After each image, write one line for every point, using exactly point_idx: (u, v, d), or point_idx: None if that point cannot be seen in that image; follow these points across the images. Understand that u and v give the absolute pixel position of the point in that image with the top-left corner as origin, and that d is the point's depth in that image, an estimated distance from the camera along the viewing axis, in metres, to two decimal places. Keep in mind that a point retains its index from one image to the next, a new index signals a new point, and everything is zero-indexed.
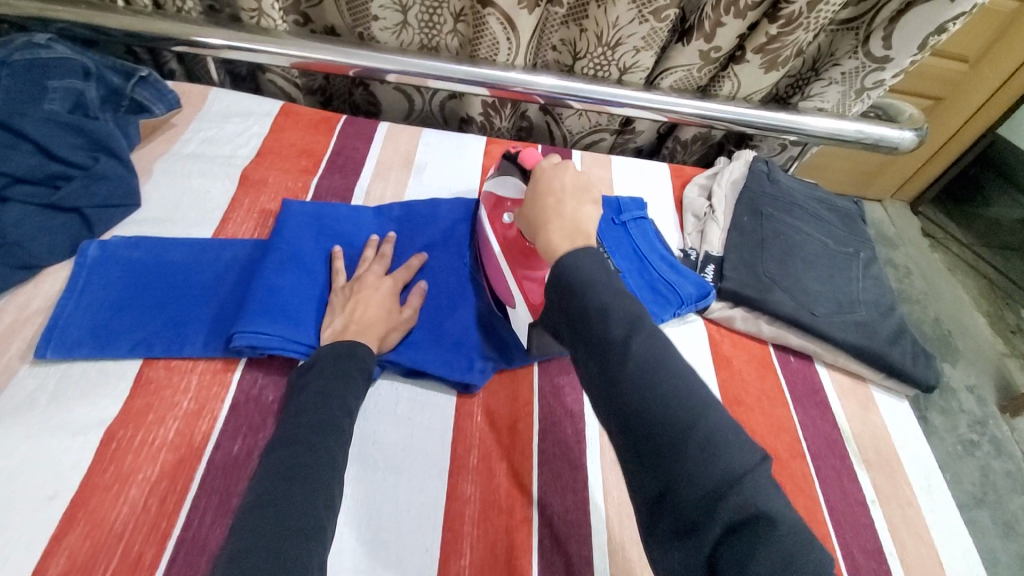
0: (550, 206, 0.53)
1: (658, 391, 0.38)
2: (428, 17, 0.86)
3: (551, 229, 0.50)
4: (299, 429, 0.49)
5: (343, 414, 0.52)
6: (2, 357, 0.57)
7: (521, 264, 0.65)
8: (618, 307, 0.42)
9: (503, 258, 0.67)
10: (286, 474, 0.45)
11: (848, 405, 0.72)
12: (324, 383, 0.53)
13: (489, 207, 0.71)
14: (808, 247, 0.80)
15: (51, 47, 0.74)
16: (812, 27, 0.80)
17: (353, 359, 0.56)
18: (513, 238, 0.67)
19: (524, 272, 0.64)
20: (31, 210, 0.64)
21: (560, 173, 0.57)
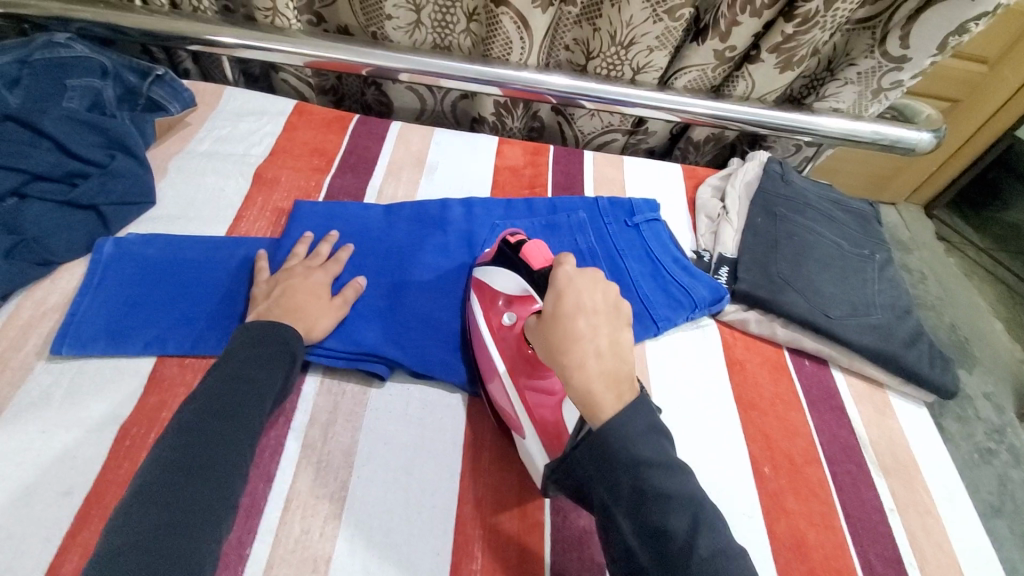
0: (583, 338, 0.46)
1: (709, 566, 0.40)
2: (441, 16, 0.86)
3: (595, 378, 0.45)
4: (201, 418, 0.47)
5: (257, 401, 0.50)
6: (20, 352, 0.57)
7: (530, 381, 0.56)
8: (674, 492, 0.42)
9: (507, 372, 0.57)
10: (187, 468, 0.44)
11: (865, 410, 0.71)
12: (244, 368, 0.51)
13: (484, 304, 0.62)
14: (824, 249, 0.79)
15: (70, 46, 0.76)
16: (829, 26, 0.79)
17: (278, 345, 0.54)
18: (515, 342, 0.58)
19: (533, 390, 0.56)
20: (49, 207, 0.65)
21: (584, 285, 0.49)
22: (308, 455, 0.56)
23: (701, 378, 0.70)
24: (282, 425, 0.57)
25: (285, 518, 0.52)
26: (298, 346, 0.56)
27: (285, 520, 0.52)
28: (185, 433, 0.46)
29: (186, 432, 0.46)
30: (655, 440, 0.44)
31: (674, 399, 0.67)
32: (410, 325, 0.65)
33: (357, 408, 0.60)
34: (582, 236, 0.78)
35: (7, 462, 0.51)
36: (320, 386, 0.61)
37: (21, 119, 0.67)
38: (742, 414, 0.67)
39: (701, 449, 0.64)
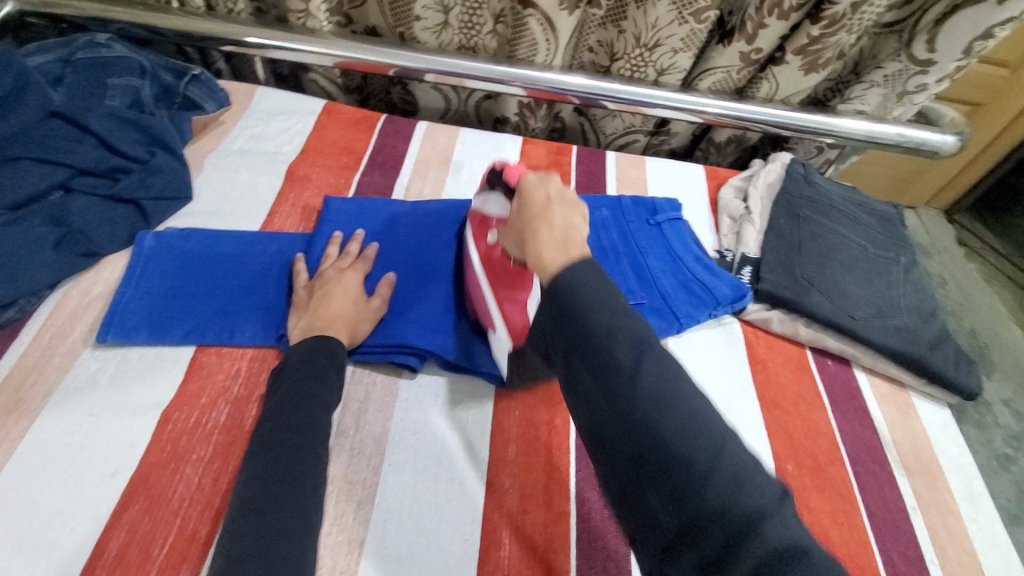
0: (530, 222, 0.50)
1: (678, 435, 0.35)
2: (468, 18, 0.88)
3: (540, 246, 0.46)
4: (275, 430, 0.48)
5: (320, 409, 0.51)
6: (66, 339, 0.60)
7: (506, 287, 0.61)
8: (625, 332, 0.39)
9: (486, 280, 0.62)
10: (278, 478, 0.44)
11: (888, 411, 0.71)
12: (302, 380, 0.53)
13: (476, 225, 0.66)
14: (847, 250, 0.80)
15: (111, 47, 0.79)
16: (856, 29, 0.80)
17: (324, 356, 0.56)
18: (497, 258, 0.62)
19: (507, 296, 0.60)
20: (93, 201, 0.67)
21: (546, 185, 0.53)
22: (340, 443, 0.57)
23: (724, 375, 0.70)
24: None
25: None
26: (343, 357, 0.57)
27: None
28: (263, 447, 0.46)
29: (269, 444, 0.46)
30: (609, 294, 0.41)
31: None
32: (439, 319, 0.66)
33: (387, 398, 0.62)
34: (605, 234, 0.79)
35: (55, 443, 0.53)
36: (351, 377, 0.62)
37: (67, 116, 0.69)
38: (764, 411, 0.68)
39: None
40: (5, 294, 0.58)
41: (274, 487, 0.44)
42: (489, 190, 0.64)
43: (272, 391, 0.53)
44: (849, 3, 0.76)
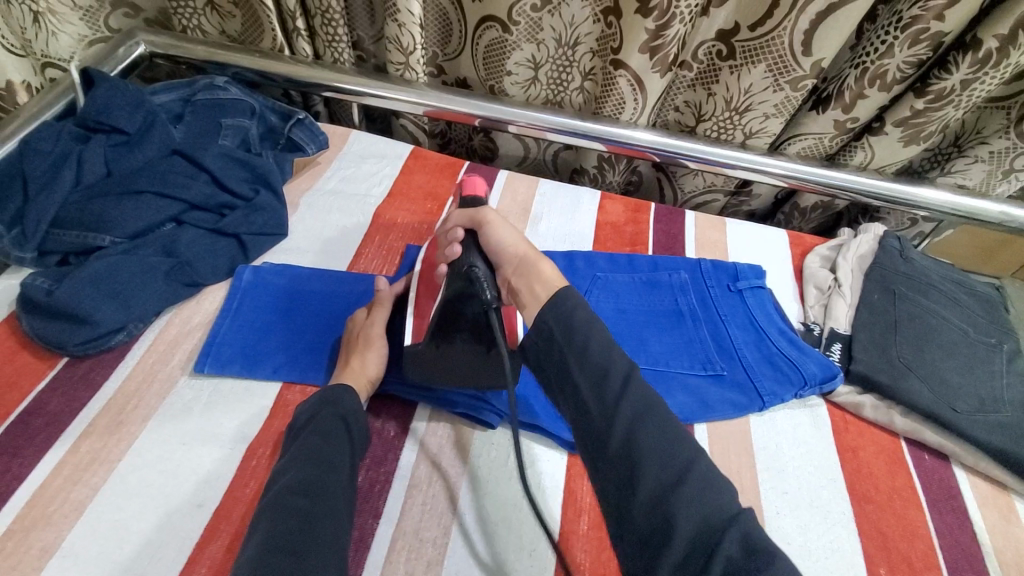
0: (510, 236, 0.58)
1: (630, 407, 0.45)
2: (558, 75, 0.90)
3: (545, 267, 0.56)
4: (286, 491, 0.47)
5: (331, 470, 0.50)
6: (167, 365, 0.63)
7: (427, 298, 0.59)
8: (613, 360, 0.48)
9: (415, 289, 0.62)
10: (290, 547, 0.43)
11: (990, 516, 0.65)
12: (309, 440, 0.52)
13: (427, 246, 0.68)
14: (946, 333, 0.75)
15: (227, 89, 0.85)
16: (964, 105, 0.77)
17: (339, 415, 0.55)
18: (426, 279, 0.61)
19: (426, 303, 0.59)
20: (201, 234, 0.72)
21: (503, 231, 0.59)
22: (414, 495, 0.57)
23: (812, 463, 0.66)
24: (391, 462, 0.60)
25: (390, 557, 0.53)
26: (350, 408, 0.56)
27: (390, 560, 0.53)
28: (270, 511, 0.46)
29: (274, 507, 0.46)
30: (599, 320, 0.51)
31: (781, 481, 0.64)
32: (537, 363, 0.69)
33: (462, 451, 0.62)
34: (683, 298, 0.78)
35: (150, 470, 0.55)
36: (427, 430, 0.63)
37: (187, 154, 0.75)
38: (856, 507, 0.63)
39: (810, 542, 0.59)
40: (118, 319, 0.62)
41: (285, 557, 0.42)
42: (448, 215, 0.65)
43: (288, 445, 0.53)
44: (959, 79, 0.73)
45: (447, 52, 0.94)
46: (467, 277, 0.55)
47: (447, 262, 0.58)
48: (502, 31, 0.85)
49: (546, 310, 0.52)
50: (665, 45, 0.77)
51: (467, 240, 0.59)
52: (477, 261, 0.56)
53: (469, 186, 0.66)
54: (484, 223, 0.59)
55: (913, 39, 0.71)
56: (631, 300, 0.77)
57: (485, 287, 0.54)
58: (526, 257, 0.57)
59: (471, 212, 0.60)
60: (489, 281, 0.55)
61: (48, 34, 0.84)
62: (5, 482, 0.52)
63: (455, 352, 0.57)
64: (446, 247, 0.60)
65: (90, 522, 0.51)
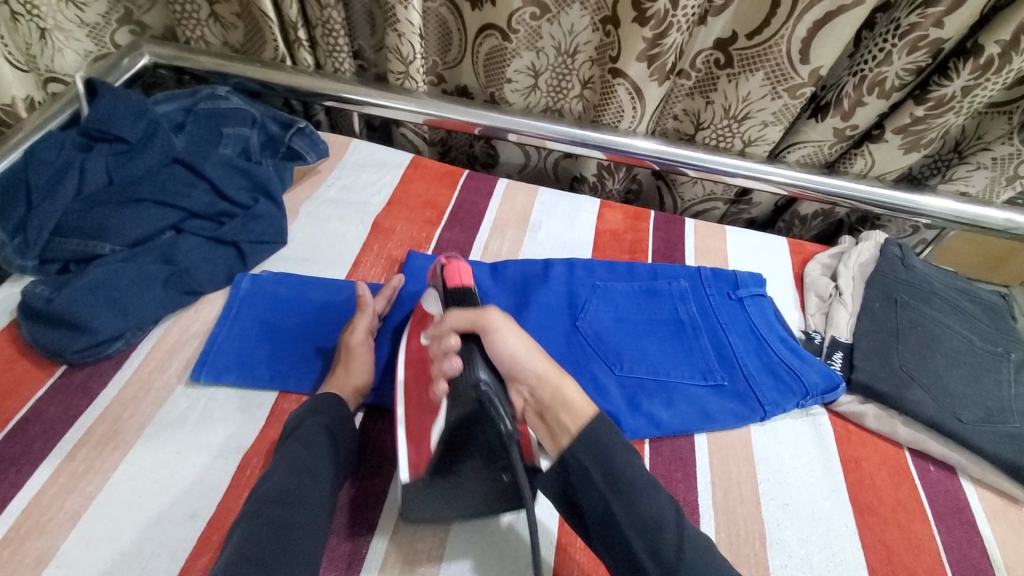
0: (522, 344, 0.52)
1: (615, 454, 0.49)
2: (557, 83, 0.91)
3: (568, 391, 0.52)
4: (263, 502, 0.47)
5: (312, 479, 0.50)
6: (164, 374, 0.63)
7: (423, 409, 0.54)
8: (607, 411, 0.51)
9: (405, 386, 0.59)
10: (259, 560, 0.43)
11: (998, 528, 0.64)
12: (293, 446, 0.52)
13: (415, 321, 0.63)
14: (950, 342, 0.74)
15: (229, 99, 0.86)
16: (964, 111, 0.76)
17: (325, 426, 0.54)
18: (421, 377, 0.57)
19: (424, 418, 0.53)
20: (200, 242, 0.72)
21: (512, 336, 0.52)
22: (409, 505, 0.57)
23: (813, 475, 0.65)
24: (387, 471, 0.59)
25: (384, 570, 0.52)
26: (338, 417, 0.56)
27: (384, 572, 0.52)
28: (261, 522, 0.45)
29: (249, 518, 0.46)
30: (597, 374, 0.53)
31: (782, 492, 0.63)
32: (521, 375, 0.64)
33: None
34: (683, 306, 0.77)
35: (144, 477, 0.55)
36: None
37: (187, 163, 0.76)
38: (858, 518, 0.62)
39: (808, 555, 0.58)
40: (117, 326, 0.62)
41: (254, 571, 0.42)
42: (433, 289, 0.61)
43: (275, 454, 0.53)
44: (959, 85, 0.73)
45: (447, 60, 0.94)
46: (477, 401, 0.48)
47: (446, 378, 0.49)
48: (501, 39, 0.86)
49: (576, 442, 0.49)
50: (663, 53, 0.78)
51: (468, 348, 0.50)
52: (483, 374, 0.49)
53: (453, 271, 0.60)
54: (488, 328, 0.51)
55: (912, 45, 0.71)
56: (631, 309, 0.77)
57: (501, 417, 0.47)
58: (546, 375, 0.52)
59: (468, 316, 0.52)
60: (502, 402, 0.48)
61: (54, 50, 0.84)
62: (3, 491, 0.52)
63: (464, 479, 0.52)
64: (443, 358, 0.51)
65: (83, 532, 0.51)
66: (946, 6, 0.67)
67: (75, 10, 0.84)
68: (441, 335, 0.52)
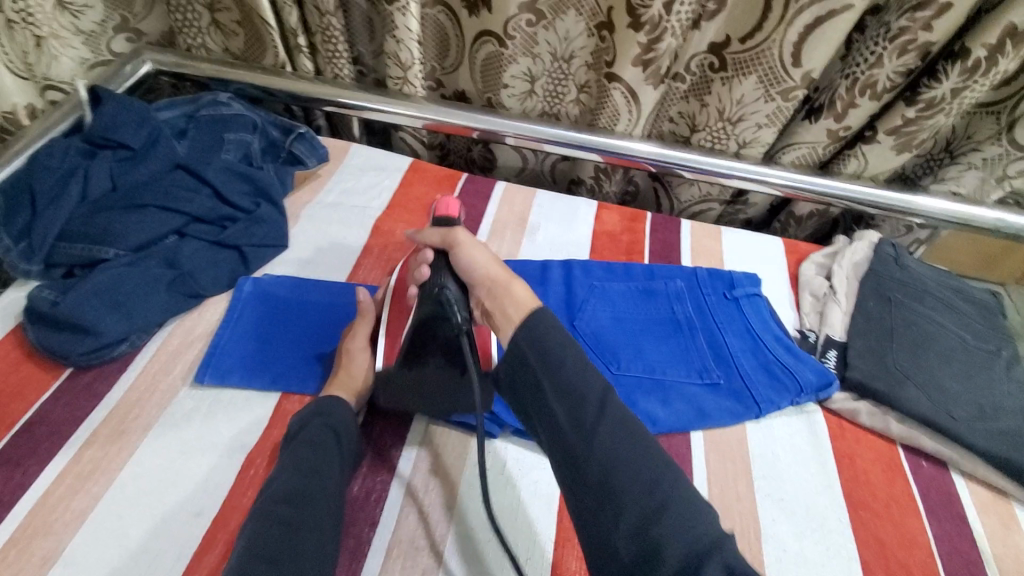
0: (485, 257, 0.61)
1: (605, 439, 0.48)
2: (553, 87, 0.92)
3: (516, 290, 0.59)
4: (274, 502, 0.48)
5: (318, 477, 0.51)
6: (168, 376, 0.64)
7: (398, 314, 0.63)
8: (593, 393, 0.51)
9: (387, 308, 0.65)
10: (268, 557, 0.44)
11: (990, 523, 0.64)
12: (298, 450, 0.53)
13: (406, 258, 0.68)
14: (942, 340, 0.75)
15: (230, 105, 0.87)
16: (955, 113, 0.78)
17: (328, 426, 0.56)
18: (401, 292, 0.64)
19: (398, 320, 0.62)
20: (203, 246, 0.73)
21: (477, 252, 0.61)
22: (409, 504, 0.58)
23: (808, 471, 0.66)
24: (388, 470, 0.60)
25: (385, 566, 0.53)
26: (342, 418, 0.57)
27: (385, 569, 0.53)
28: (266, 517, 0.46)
29: (260, 515, 0.47)
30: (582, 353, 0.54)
31: (777, 488, 0.64)
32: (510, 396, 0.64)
33: (458, 460, 0.62)
34: (680, 306, 0.78)
35: (150, 478, 0.56)
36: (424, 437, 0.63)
37: (190, 168, 0.77)
38: (852, 513, 0.63)
39: (802, 551, 0.59)
40: (122, 330, 0.63)
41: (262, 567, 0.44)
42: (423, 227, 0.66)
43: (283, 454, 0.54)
44: (948, 87, 0.74)
45: (445, 65, 0.96)
46: (439, 303, 0.58)
47: (416, 284, 0.60)
48: (498, 45, 0.87)
49: (518, 332, 0.55)
50: (657, 58, 0.79)
51: (439, 262, 0.61)
52: (449, 282, 0.59)
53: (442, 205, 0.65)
54: (457, 245, 0.62)
55: (902, 49, 0.72)
56: (627, 309, 0.78)
57: (455, 311, 0.57)
58: (497, 279, 0.59)
59: (442, 233, 0.63)
60: (461, 304, 0.59)
61: (50, 58, 0.84)
62: (11, 491, 0.53)
63: (425, 373, 0.60)
64: (417, 269, 0.62)
65: (90, 531, 0.52)
66: (935, 10, 0.68)
67: (70, 18, 0.85)
68: (421, 259, 0.62)
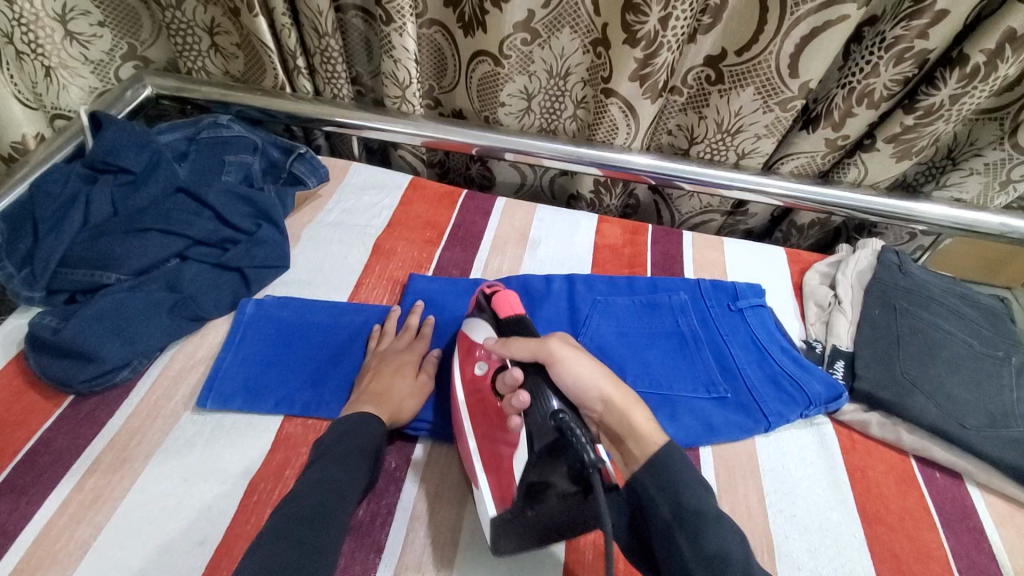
0: (589, 369, 0.54)
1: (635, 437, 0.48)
2: (551, 104, 0.93)
3: (636, 416, 0.52)
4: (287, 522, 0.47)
5: (343, 496, 0.50)
6: (170, 402, 0.63)
7: (494, 440, 0.56)
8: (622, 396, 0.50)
9: (469, 420, 0.59)
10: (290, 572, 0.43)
11: (1007, 534, 0.63)
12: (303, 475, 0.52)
13: (462, 355, 0.64)
14: (949, 347, 0.74)
15: (230, 127, 0.87)
16: (954, 119, 0.78)
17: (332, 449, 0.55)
18: (485, 404, 0.58)
19: (497, 450, 0.55)
20: (204, 269, 0.73)
21: (577, 363, 0.54)
22: (415, 528, 0.57)
23: (819, 486, 0.65)
24: (393, 493, 0.59)
25: None
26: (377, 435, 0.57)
27: None
28: (273, 544, 0.45)
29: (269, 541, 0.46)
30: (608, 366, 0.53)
31: (789, 504, 0.63)
32: None
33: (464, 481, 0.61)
34: (684, 319, 0.78)
35: (151, 506, 0.55)
36: (428, 460, 0.63)
37: (191, 191, 0.77)
38: (866, 528, 0.62)
39: (815, 569, 0.58)
40: (123, 355, 0.63)
41: None
42: (480, 322, 0.64)
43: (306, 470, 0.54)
44: (947, 94, 0.75)
45: (443, 84, 0.96)
46: (557, 429, 0.49)
47: (519, 411, 0.52)
48: (494, 64, 0.87)
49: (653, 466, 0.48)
50: (654, 72, 0.79)
51: (536, 378, 0.53)
52: (552, 400, 0.51)
53: (502, 303, 0.63)
54: (554, 359, 0.53)
55: (898, 57, 0.72)
56: (631, 323, 0.77)
57: (583, 445, 0.46)
58: (616, 404, 0.53)
59: (534, 347, 0.54)
60: (584, 431, 0.49)
61: (60, 87, 0.86)
62: (13, 522, 0.52)
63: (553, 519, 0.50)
64: (511, 395, 0.54)
65: (91, 564, 0.51)
66: (930, 19, 0.68)
67: (79, 49, 0.86)
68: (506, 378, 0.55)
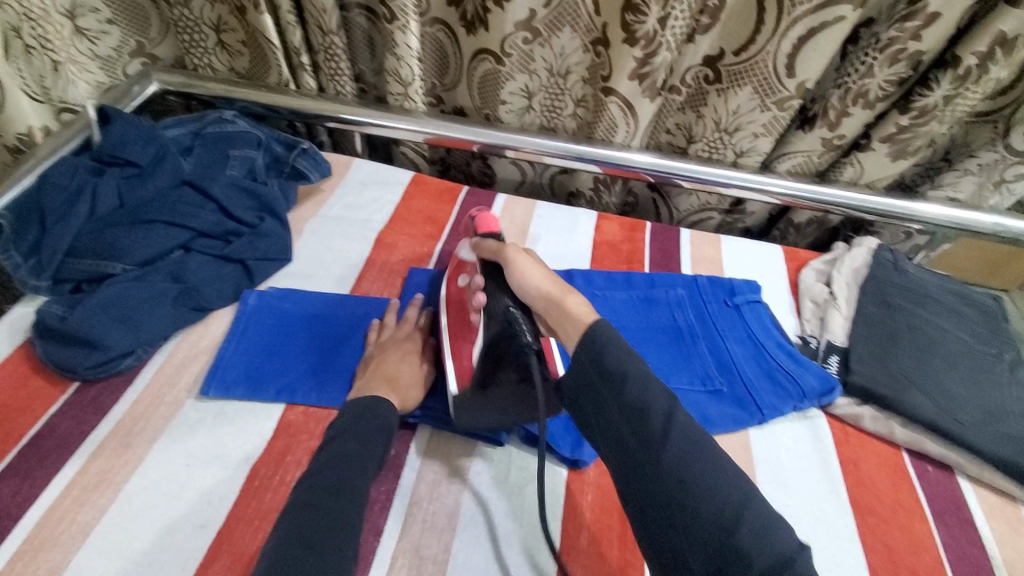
0: (537, 271, 0.58)
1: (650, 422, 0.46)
2: (550, 103, 0.94)
3: (570, 302, 0.54)
4: (293, 502, 0.48)
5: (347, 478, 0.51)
6: (173, 389, 0.64)
7: (463, 334, 0.64)
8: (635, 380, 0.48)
9: (449, 318, 0.67)
10: (304, 542, 0.44)
11: (999, 527, 0.64)
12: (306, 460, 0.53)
13: (452, 269, 0.71)
14: (943, 343, 0.75)
15: (235, 122, 0.88)
16: (948, 120, 0.79)
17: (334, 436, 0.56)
18: (461, 304, 0.66)
19: (463, 340, 0.63)
20: (208, 260, 0.74)
21: (528, 265, 0.58)
22: (414, 514, 0.58)
23: (813, 478, 0.66)
24: (393, 480, 0.60)
25: None
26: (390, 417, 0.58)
27: None
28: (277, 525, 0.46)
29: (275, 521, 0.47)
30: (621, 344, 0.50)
31: (784, 495, 0.64)
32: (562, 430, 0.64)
33: (461, 469, 0.62)
34: (681, 313, 0.79)
35: (155, 490, 0.56)
36: (427, 449, 0.63)
37: (197, 184, 0.78)
38: (858, 519, 0.62)
39: None
40: (127, 343, 0.64)
41: (301, 549, 0.44)
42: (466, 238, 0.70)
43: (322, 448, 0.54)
44: (940, 95, 0.76)
45: (445, 82, 0.97)
46: (506, 322, 0.56)
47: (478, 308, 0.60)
48: (495, 62, 0.89)
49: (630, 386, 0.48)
50: (653, 71, 0.80)
51: (494, 285, 0.60)
52: (507, 300, 0.58)
53: (482, 221, 0.69)
54: (510, 260, 0.59)
55: (893, 58, 0.73)
56: (628, 317, 0.78)
57: (523, 330, 0.54)
58: (551, 294, 0.55)
59: (497, 249, 0.61)
60: (528, 324, 0.56)
61: (67, 81, 0.86)
62: (18, 505, 0.53)
63: (501, 395, 0.58)
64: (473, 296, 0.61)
65: (95, 546, 0.52)
66: (924, 20, 0.69)
67: (88, 44, 0.88)
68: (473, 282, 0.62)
